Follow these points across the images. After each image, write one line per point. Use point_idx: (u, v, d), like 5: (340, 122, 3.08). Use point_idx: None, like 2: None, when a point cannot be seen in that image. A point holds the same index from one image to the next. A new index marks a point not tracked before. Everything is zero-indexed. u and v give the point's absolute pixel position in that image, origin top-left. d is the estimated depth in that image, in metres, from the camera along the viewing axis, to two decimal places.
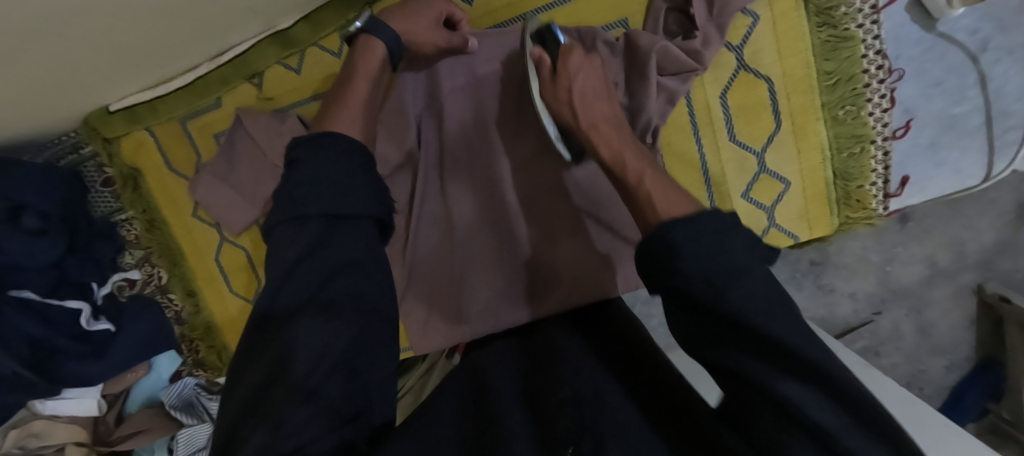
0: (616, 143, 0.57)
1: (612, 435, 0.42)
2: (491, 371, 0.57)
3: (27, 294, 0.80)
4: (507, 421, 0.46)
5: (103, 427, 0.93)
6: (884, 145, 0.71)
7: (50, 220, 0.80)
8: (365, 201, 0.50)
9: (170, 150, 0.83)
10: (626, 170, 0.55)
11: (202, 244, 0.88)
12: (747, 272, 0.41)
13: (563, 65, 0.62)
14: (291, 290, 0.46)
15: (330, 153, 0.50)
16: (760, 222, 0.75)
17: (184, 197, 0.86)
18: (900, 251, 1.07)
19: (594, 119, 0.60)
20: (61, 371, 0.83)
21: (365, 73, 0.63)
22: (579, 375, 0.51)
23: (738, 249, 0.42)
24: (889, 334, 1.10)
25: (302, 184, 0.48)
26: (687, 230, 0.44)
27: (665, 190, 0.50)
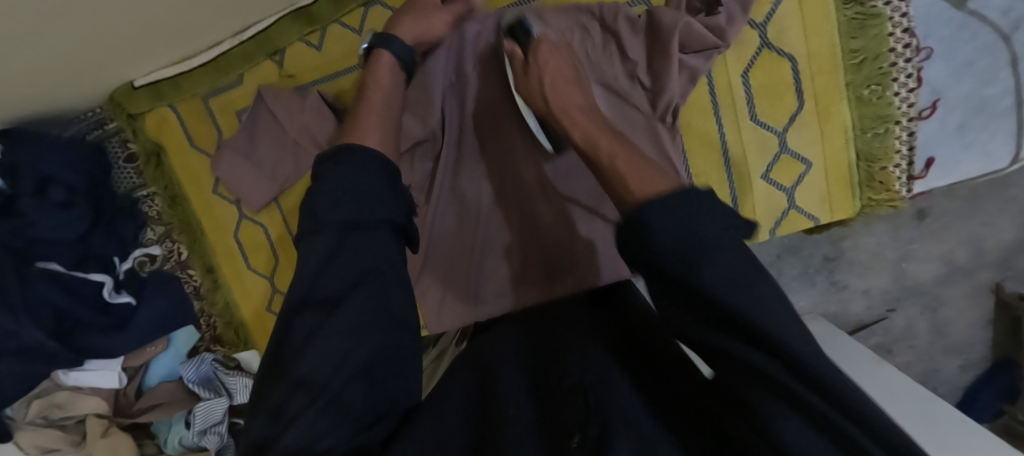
0: (586, 127, 0.57)
1: (622, 422, 0.38)
2: (494, 351, 0.54)
3: (53, 266, 0.82)
4: (510, 411, 0.42)
5: (123, 399, 0.95)
6: (909, 126, 0.70)
7: (75, 193, 0.82)
8: (385, 209, 0.49)
9: (193, 128, 0.85)
10: (597, 153, 0.54)
11: (222, 221, 0.88)
12: (724, 249, 0.38)
13: (533, 59, 0.65)
14: (310, 315, 0.45)
15: (349, 166, 0.50)
16: (780, 205, 0.74)
17: (205, 173, 0.86)
18: (917, 248, 1.06)
19: (562, 102, 0.61)
20: (86, 343, 0.85)
21: (381, 83, 0.64)
22: (586, 359, 0.47)
23: (709, 224, 0.39)
24: (902, 332, 1.09)
25: (321, 196, 0.48)
26: (664, 209, 0.40)
27: (642, 162, 0.48)
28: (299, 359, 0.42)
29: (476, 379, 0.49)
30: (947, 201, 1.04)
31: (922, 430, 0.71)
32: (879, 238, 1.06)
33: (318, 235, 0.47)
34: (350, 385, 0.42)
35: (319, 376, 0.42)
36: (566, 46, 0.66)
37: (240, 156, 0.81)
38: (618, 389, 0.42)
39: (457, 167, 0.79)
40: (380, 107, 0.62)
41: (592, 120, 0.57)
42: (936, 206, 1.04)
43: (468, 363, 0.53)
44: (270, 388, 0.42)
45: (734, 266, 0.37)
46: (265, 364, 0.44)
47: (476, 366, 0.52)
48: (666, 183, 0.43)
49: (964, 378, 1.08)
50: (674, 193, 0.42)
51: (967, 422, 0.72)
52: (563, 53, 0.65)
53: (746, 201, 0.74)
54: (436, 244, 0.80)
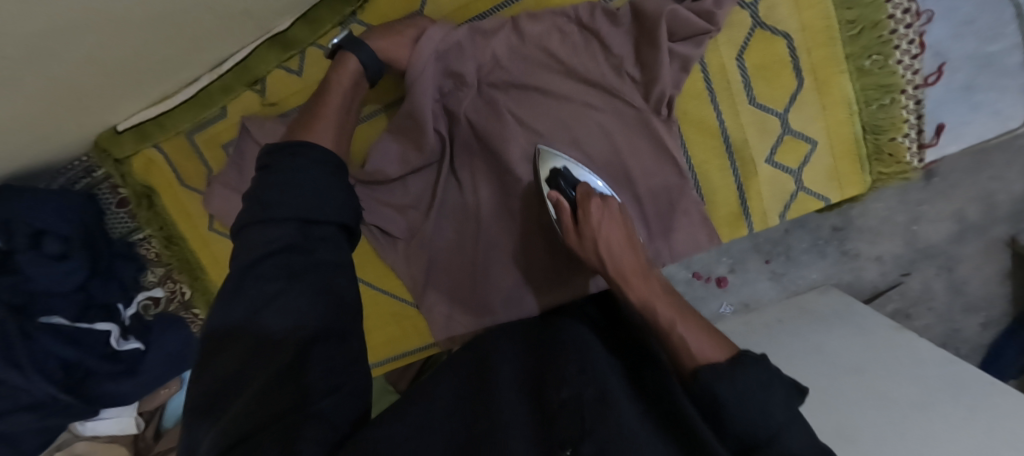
0: (649, 295, 0.60)
1: (618, 443, 0.40)
2: (494, 356, 0.56)
3: (56, 320, 0.81)
4: (505, 418, 0.44)
5: (142, 443, 0.94)
6: (915, 94, 0.67)
7: (70, 243, 0.81)
8: (334, 207, 0.51)
9: (181, 166, 0.83)
10: (657, 321, 0.58)
11: (221, 256, 0.87)
12: (790, 426, 0.44)
13: (585, 220, 0.65)
14: (252, 290, 0.45)
15: (307, 161, 0.52)
16: (787, 187, 0.72)
17: (199, 210, 0.85)
18: (926, 209, 1.04)
19: (622, 270, 0.63)
20: (98, 391, 0.85)
21: (341, 89, 0.64)
22: (583, 371, 0.49)
23: (779, 408, 0.45)
24: (919, 295, 1.08)
25: (274, 189, 0.49)
26: (729, 380, 0.47)
27: (708, 334, 0.54)
28: (261, 342, 0.43)
29: (472, 387, 0.51)
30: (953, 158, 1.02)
31: (948, 395, 0.69)
32: (887, 202, 1.04)
33: (265, 226, 0.48)
34: (318, 373, 0.42)
35: (274, 359, 0.42)
36: (615, 201, 0.66)
37: (232, 189, 0.80)
38: (613, 406, 0.44)
39: (454, 178, 0.77)
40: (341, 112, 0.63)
41: (655, 293, 0.60)
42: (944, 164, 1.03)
43: (470, 369, 0.55)
44: (218, 365, 0.42)
45: (793, 433, 0.44)
46: (212, 341, 0.44)
47: (473, 373, 0.54)
48: (726, 356, 0.51)
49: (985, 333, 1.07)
50: (739, 365, 0.48)
51: (989, 385, 0.69)
52: (614, 213, 0.66)
53: (752, 185, 0.72)
54: (437, 259, 0.79)
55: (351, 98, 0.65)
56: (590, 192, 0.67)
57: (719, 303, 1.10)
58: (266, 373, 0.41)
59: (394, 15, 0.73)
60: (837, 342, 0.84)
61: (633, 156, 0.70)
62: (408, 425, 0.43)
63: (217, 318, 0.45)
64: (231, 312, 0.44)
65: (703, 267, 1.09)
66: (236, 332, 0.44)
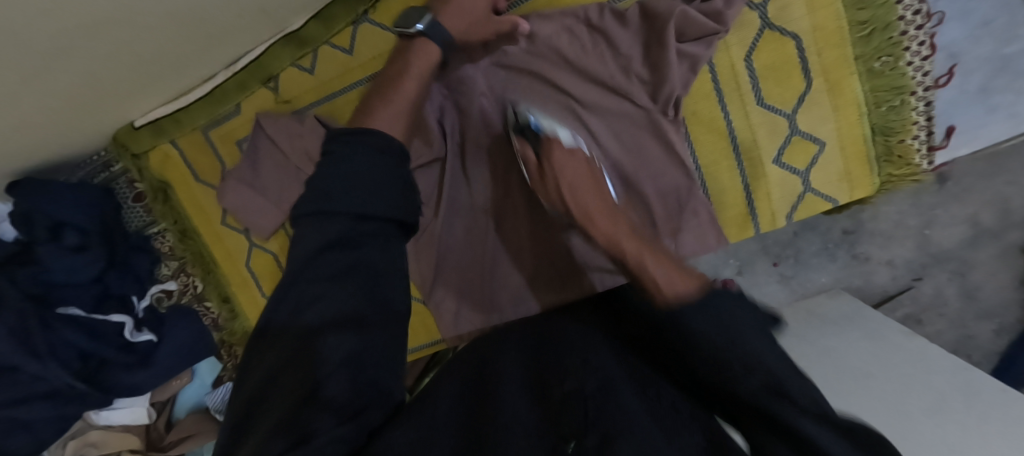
0: (613, 232, 0.60)
1: (625, 434, 0.38)
2: (492, 343, 0.53)
3: (73, 311, 0.84)
4: (504, 414, 0.41)
5: (154, 434, 0.96)
6: (926, 95, 0.66)
7: (88, 236, 0.84)
8: (387, 202, 0.50)
9: (195, 161, 0.84)
10: (626, 258, 0.57)
11: (234, 250, 0.88)
12: (750, 337, 0.42)
13: (548, 163, 0.65)
14: (297, 292, 0.46)
15: (363, 153, 0.51)
16: (794, 188, 0.71)
17: (213, 205, 0.86)
18: (939, 214, 1.03)
19: (586, 210, 0.63)
20: (113, 381, 0.87)
21: (414, 75, 0.63)
22: (586, 361, 0.47)
23: (747, 332, 0.43)
24: (931, 301, 1.06)
25: (336, 179, 0.48)
26: (697, 306, 0.45)
27: (679, 271, 0.51)
28: (294, 348, 0.42)
29: (471, 375, 0.48)
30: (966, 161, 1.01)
31: (960, 403, 0.69)
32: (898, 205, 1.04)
33: (322, 217, 0.48)
34: (337, 384, 0.40)
35: (305, 366, 0.41)
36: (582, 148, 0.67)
37: (245, 185, 0.81)
38: (618, 398, 0.42)
39: (465, 173, 0.77)
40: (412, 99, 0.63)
41: (618, 228, 0.60)
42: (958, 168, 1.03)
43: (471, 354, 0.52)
44: (257, 367, 0.43)
45: (763, 350, 0.42)
46: (257, 341, 0.45)
47: (468, 359, 0.51)
48: (696, 289, 0.48)
49: (1001, 342, 1.04)
50: (709, 297, 0.46)
51: (1003, 390, 0.70)
52: (579, 153, 0.66)
53: (760, 186, 0.72)
54: (447, 255, 0.80)
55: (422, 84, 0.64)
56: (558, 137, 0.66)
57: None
58: (292, 392, 0.39)
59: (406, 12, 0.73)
60: (847, 344, 0.84)
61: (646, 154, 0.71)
62: (420, 419, 0.41)
63: (264, 320, 0.46)
64: (277, 312, 0.46)
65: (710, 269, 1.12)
66: (284, 330, 0.45)
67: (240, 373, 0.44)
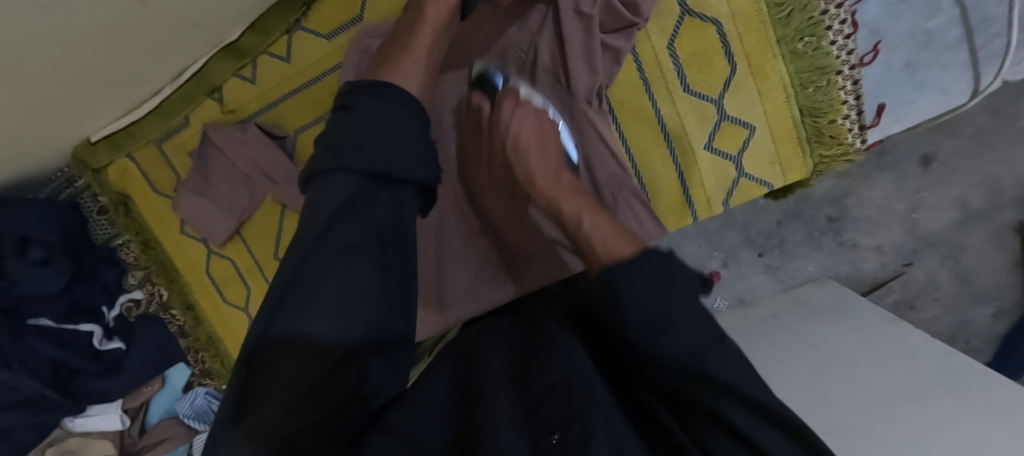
0: (552, 191, 0.58)
1: (601, 424, 0.37)
2: (482, 343, 0.53)
3: (44, 322, 0.86)
4: (489, 404, 0.40)
5: (129, 439, 0.98)
6: (852, 74, 0.65)
7: (54, 249, 0.87)
8: (410, 161, 0.46)
9: (153, 174, 0.87)
10: (563, 219, 0.55)
11: (193, 258, 0.90)
12: (679, 321, 0.40)
13: (498, 114, 0.65)
14: (315, 278, 0.40)
15: (387, 107, 0.48)
16: (728, 174, 0.71)
17: (170, 215, 0.89)
18: (926, 196, 1.06)
19: (530, 171, 0.61)
20: (84, 389, 0.90)
21: (433, 24, 0.63)
22: (571, 357, 0.45)
23: (677, 299, 0.42)
24: (924, 285, 1.09)
25: (358, 135, 0.44)
26: (630, 272, 0.43)
27: (617, 227, 0.50)
28: (313, 361, 0.38)
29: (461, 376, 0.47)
30: (953, 142, 1.05)
31: (941, 389, 0.67)
32: (882, 190, 1.07)
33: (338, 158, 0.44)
34: (380, 376, 0.42)
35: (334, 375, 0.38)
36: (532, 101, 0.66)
37: (196, 194, 0.83)
38: (598, 392, 0.41)
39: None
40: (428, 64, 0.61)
41: (561, 187, 0.57)
42: (943, 150, 1.05)
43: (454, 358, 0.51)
44: (265, 384, 0.37)
45: (692, 328, 0.40)
46: (258, 352, 0.38)
47: (460, 357, 0.51)
48: (633, 248, 0.45)
49: (999, 325, 1.07)
50: (637, 258, 0.44)
51: (992, 375, 0.68)
52: (528, 108, 0.65)
53: (693, 174, 0.72)
54: None
55: (440, 35, 0.64)
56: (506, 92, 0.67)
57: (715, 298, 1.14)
58: (341, 393, 0.38)
59: (338, 19, 0.76)
60: (831, 333, 0.83)
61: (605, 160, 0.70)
62: (415, 401, 0.41)
63: (252, 337, 0.39)
64: (276, 320, 0.39)
65: (696, 263, 1.13)
66: (280, 346, 0.38)
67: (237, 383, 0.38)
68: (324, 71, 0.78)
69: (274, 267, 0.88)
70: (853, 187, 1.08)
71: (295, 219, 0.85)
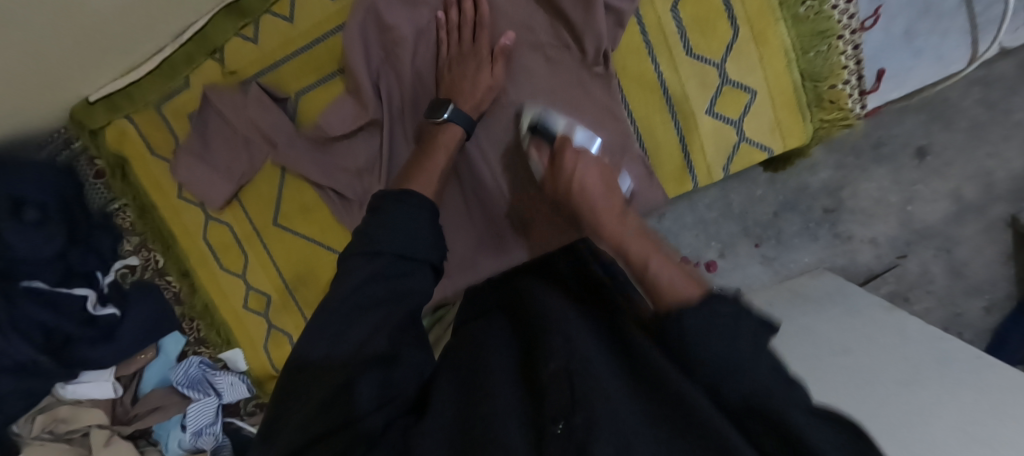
0: (619, 235, 0.57)
1: (602, 404, 0.38)
2: (487, 341, 0.55)
3: (37, 284, 0.86)
4: (491, 401, 0.43)
5: (120, 407, 0.98)
6: (853, 39, 0.66)
7: (49, 211, 0.85)
8: (427, 249, 0.53)
9: (151, 136, 0.86)
10: (631, 261, 0.56)
11: (190, 224, 0.90)
12: (742, 360, 0.40)
13: (560, 167, 0.64)
14: (342, 308, 0.48)
15: (410, 207, 0.54)
16: (729, 139, 0.71)
17: (168, 179, 0.88)
18: (921, 189, 1.08)
19: (594, 210, 0.60)
20: (78, 356, 0.89)
21: (445, 149, 0.66)
22: (575, 342, 0.46)
23: (742, 343, 0.41)
24: (917, 277, 1.10)
25: (382, 227, 0.52)
26: (698, 316, 0.43)
27: (683, 275, 0.50)
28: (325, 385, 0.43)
29: (465, 371, 0.50)
30: (948, 135, 1.07)
31: (933, 372, 0.68)
32: (878, 182, 1.08)
33: (375, 260, 0.51)
34: (370, 386, 0.44)
35: (330, 381, 0.44)
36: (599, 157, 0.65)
37: (195, 157, 0.83)
38: (599, 370, 0.42)
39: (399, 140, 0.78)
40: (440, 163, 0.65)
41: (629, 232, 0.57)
42: (937, 142, 1.07)
43: (459, 353, 0.54)
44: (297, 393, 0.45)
45: (750, 358, 0.40)
46: (294, 370, 0.47)
47: (468, 352, 0.54)
48: (696, 292, 0.46)
49: (991, 319, 1.08)
50: (703, 301, 0.44)
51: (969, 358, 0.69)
52: (594, 163, 0.64)
53: (694, 139, 0.72)
54: None
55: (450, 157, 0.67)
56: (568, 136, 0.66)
57: None
58: (338, 415, 0.42)
59: None
60: (826, 319, 0.84)
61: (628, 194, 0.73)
62: (438, 410, 0.44)
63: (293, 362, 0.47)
64: (314, 343, 0.47)
65: (692, 251, 1.12)
66: (321, 363, 0.46)
67: (277, 404, 0.45)
68: (327, 32, 0.78)
69: (272, 234, 0.88)
70: (849, 179, 1.09)
71: (294, 184, 0.86)
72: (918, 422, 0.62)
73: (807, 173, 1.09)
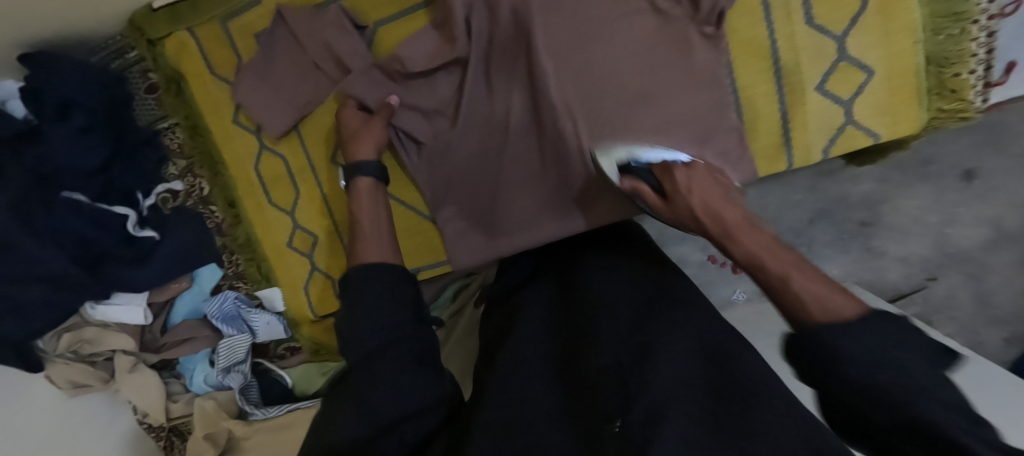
0: (754, 247, 0.54)
1: (654, 401, 0.45)
2: (528, 318, 0.63)
3: (76, 196, 0.82)
4: (545, 408, 0.52)
5: (148, 336, 0.96)
6: (987, 25, 0.62)
7: (96, 116, 0.82)
8: (395, 323, 0.55)
9: (212, 53, 0.81)
10: (766, 274, 0.52)
11: (242, 152, 0.86)
12: (926, 385, 0.38)
13: (672, 189, 0.64)
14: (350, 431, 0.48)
15: (370, 289, 0.57)
16: (835, 119, 0.67)
17: (226, 102, 0.83)
18: (962, 212, 1.04)
19: (717, 213, 0.59)
20: (110, 275, 0.85)
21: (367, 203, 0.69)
22: (618, 337, 0.54)
23: (912, 365, 0.39)
24: (942, 301, 1.06)
25: (356, 303, 0.56)
26: (854, 336, 0.41)
27: (831, 286, 0.46)
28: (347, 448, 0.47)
29: (516, 356, 0.58)
30: (999, 161, 1.02)
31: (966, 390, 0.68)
32: (920, 200, 1.04)
33: (384, 335, 0.54)
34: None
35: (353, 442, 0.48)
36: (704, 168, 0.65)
37: (258, 79, 0.79)
38: (650, 361, 0.49)
39: (473, 85, 0.75)
40: (382, 224, 0.67)
41: (761, 245, 0.53)
42: (988, 166, 1.02)
43: (504, 335, 0.63)
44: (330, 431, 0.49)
45: (916, 374, 0.39)
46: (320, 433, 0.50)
47: (512, 332, 0.62)
48: (857, 311, 0.43)
49: (1012, 350, 1.04)
50: (863, 319, 0.42)
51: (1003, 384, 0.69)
52: (702, 175, 0.64)
53: (798, 115, 0.68)
54: (454, 175, 0.81)
55: (376, 219, 0.67)
56: (670, 164, 0.66)
57: (731, 289, 1.10)
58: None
59: None
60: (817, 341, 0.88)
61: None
62: (498, 400, 0.53)
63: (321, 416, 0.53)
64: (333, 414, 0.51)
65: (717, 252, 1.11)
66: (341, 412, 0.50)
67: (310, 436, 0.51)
68: None
69: (328, 171, 0.84)
70: (892, 194, 1.05)
71: None
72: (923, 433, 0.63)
73: (850, 184, 1.06)
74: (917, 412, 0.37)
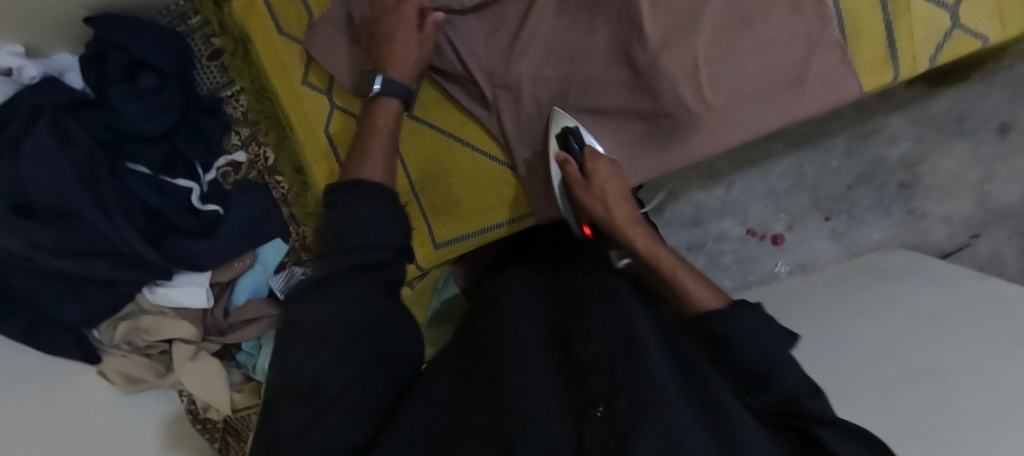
0: (649, 242, 0.63)
1: (647, 386, 0.40)
2: (518, 302, 0.57)
3: (141, 168, 0.77)
4: (528, 373, 0.44)
5: (211, 320, 0.89)
6: None
7: (166, 81, 0.78)
8: (377, 257, 0.49)
9: (281, 11, 0.79)
10: (661, 269, 0.61)
11: (313, 113, 0.81)
12: (784, 365, 0.46)
13: (594, 174, 0.68)
14: (319, 371, 0.42)
15: (363, 200, 0.51)
16: (942, 24, 0.68)
17: (296, 62, 0.80)
18: (1000, 167, 1.00)
19: (627, 219, 0.66)
20: (177, 250, 0.79)
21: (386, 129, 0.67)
22: (609, 324, 0.49)
23: (778, 349, 0.48)
24: (988, 260, 1.03)
25: (344, 221, 0.49)
26: (736, 321, 0.49)
27: (705, 283, 0.59)
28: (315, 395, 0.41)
29: (501, 333, 0.52)
30: None
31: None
32: (958, 158, 1.00)
33: (366, 256, 0.47)
34: (348, 427, 0.41)
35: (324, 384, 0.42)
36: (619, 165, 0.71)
37: (338, 29, 0.77)
38: (645, 352, 0.44)
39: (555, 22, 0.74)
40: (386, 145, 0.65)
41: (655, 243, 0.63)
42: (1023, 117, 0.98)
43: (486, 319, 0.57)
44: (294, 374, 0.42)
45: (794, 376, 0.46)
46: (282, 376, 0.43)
47: (498, 313, 0.56)
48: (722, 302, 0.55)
49: None
50: (739, 307, 0.50)
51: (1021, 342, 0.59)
52: (617, 171, 0.70)
53: (904, 23, 0.68)
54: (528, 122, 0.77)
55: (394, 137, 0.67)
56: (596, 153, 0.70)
57: (775, 263, 1.05)
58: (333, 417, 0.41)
59: None
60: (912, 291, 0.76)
61: (808, 96, 0.70)
62: (477, 385, 0.47)
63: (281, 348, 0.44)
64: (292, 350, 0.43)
65: (759, 223, 1.04)
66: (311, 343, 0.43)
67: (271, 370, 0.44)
68: None
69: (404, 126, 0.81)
70: (928, 154, 1.01)
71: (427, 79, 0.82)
72: (903, 370, 0.62)
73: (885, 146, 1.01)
74: (793, 408, 0.45)
